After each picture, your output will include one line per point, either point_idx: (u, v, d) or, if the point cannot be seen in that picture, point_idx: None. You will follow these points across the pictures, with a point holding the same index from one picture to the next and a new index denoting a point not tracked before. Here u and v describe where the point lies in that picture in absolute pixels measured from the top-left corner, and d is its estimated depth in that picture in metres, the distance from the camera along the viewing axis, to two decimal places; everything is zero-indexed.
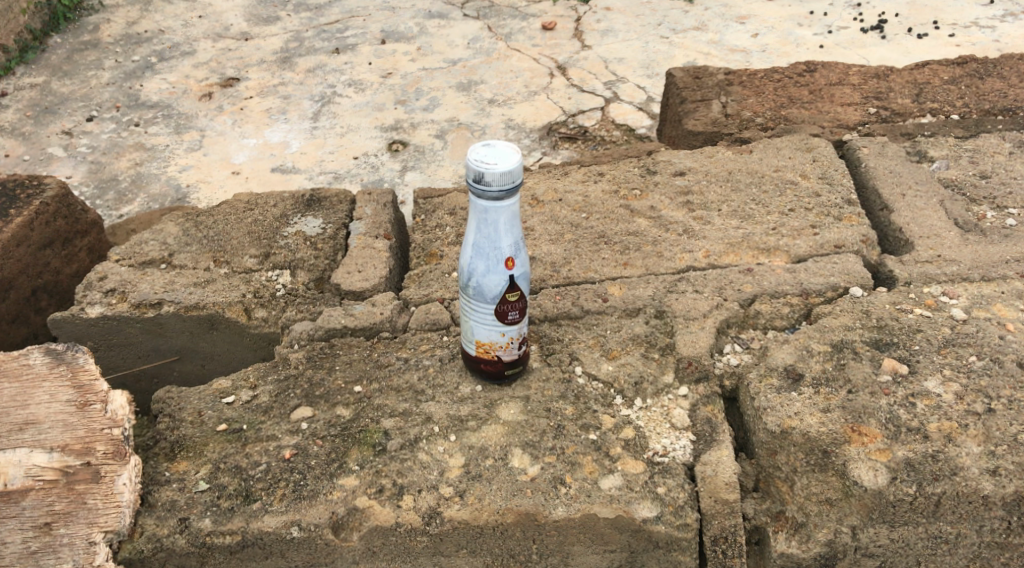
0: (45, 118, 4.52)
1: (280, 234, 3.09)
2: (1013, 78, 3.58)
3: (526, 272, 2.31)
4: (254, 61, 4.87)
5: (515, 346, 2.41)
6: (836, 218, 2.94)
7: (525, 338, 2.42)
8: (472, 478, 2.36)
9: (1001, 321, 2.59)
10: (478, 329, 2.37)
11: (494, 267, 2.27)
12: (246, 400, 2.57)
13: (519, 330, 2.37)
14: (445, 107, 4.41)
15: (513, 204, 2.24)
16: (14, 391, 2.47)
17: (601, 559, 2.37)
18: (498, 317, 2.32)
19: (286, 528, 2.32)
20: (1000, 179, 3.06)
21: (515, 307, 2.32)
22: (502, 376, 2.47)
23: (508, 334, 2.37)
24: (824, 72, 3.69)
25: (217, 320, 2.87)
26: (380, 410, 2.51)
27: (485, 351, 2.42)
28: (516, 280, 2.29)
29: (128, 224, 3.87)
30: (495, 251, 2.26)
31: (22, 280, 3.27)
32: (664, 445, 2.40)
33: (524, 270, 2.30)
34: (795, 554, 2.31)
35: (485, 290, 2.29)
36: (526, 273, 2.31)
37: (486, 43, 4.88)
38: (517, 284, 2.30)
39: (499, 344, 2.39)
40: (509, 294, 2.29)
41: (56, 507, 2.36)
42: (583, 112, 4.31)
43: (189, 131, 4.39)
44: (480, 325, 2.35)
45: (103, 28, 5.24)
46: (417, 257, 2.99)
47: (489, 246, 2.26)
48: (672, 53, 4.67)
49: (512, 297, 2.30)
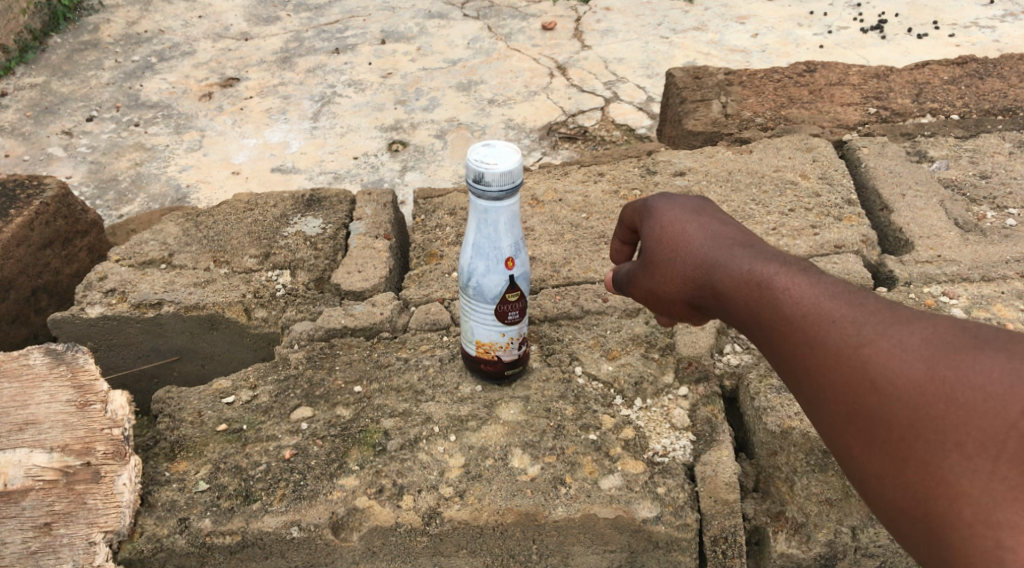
0: (46, 118, 4.52)
1: (280, 235, 3.09)
2: (1013, 78, 3.58)
3: (526, 272, 2.32)
4: (254, 61, 4.87)
5: (516, 345, 2.41)
6: (836, 218, 2.93)
7: (525, 338, 2.42)
8: (472, 478, 2.36)
9: (1001, 322, 2.59)
10: (476, 329, 2.37)
11: (493, 267, 2.27)
12: (246, 400, 2.57)
13: (519, 329, 2.37)
14: (445, 107, 4.41)
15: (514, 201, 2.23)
16: (13, 391, 2.47)
17: (601, 559, 2.37)
18: (496, 317, 2.33)
19: (286, 528, 2.32)
20: (1000, 179, 3.06)
21: (515, 307, 2.32)
22: (502, 375, 2.48)
23: (508, 333, 2.37)
24: (824, 72, 3.69)
25: (218, 321, 2.87)
26: (380, 410, 2.51)
27: (485, 351, 2.42)
28: (516, 280, 2.29)
29: (128, 224, 3.87)
30: (495, 251, 2.26)
31: (22, 280, 3.28)
32: (664, 445, 2.40)
33: (524, 269, 2.30)
34: (795, 554, 2.30)
35: (485, 290, 2.29)
36: (526, 273, 2.31)
37: (486, 42, 4.88)
38: (518, 284, 2.30)
39: (500, 344, 2.39)
40: (509, 294, 2.30)
41: (56, 507, 2.36)
42: (583, 112, 4.31)
43: (189, 131, 4.39)
44: (480, 325, 2.35)
45: (103, 28, 5.24)
46: (417, 257, 2.99)
47: (489, 245, 2.26)
48: (672, 53, 4.67)
49: (512, 296, 2.30)
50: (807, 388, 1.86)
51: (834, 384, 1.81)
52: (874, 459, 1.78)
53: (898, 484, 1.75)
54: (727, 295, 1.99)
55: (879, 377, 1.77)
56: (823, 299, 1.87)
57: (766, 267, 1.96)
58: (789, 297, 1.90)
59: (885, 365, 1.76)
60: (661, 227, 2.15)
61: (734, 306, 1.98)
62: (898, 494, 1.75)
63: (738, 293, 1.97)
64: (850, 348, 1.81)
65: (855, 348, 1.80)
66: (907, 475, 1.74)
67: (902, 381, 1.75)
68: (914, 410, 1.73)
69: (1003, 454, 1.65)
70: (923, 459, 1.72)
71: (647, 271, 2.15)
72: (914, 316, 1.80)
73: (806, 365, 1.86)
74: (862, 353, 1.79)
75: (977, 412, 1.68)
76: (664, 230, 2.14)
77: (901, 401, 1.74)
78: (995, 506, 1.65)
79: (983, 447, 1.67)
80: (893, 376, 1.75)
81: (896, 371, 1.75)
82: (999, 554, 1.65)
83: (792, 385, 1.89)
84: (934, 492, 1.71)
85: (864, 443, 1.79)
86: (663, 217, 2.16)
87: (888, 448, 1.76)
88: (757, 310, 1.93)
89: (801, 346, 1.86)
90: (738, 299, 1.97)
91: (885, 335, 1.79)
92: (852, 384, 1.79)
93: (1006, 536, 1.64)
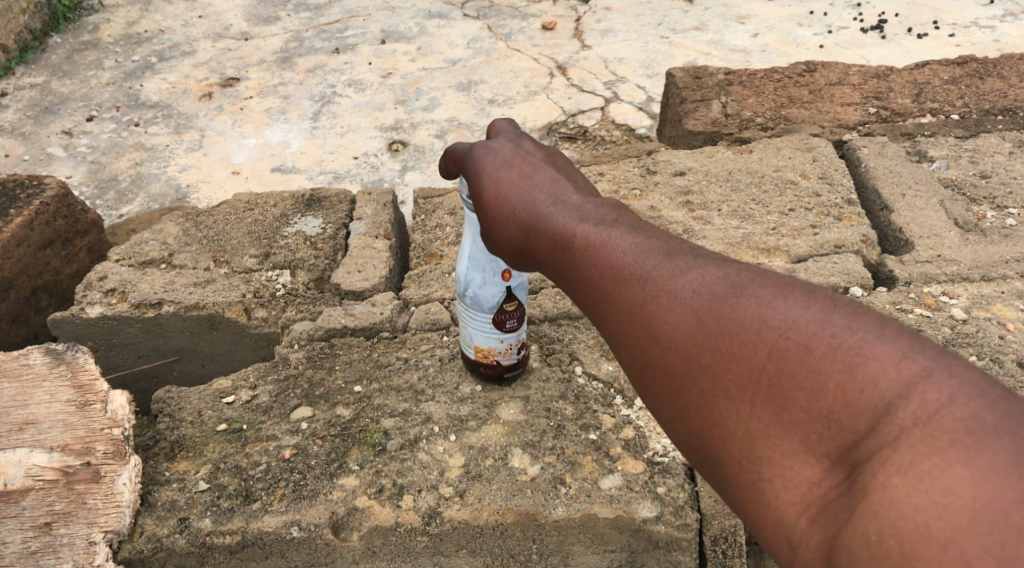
0: (46, 118, 4.52)
1: (280, 234, 3.09)
2: (1013, 78, 3.58)
3: (525, 281, 2.31)
4: (254, 61, 4.87)
5: (515, 350, 2.42)
6: (836, 218, 2.93)
7: (524, 342, 2.44)
8: (472, 478, 2.36)
9: (1001, 321, 2.59)
10: (474, 335, 2.38)
11: (490, 278, 2.26)
12: (246, 400, 2.57)
13: (517, 335, 2.38)
14: (445, 107, 4.41)
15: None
16: (14, 391, 2.48)
17: (601, 559, 2.37)
18: (496, 325, 2.34)
19: (286, 528, 2.32)
20: (1000, 179, 3.06)
21: (513, 315, 2.32)
22: (502, 377, 2.49)
23: (506, 340, 2.38)
24: (824, 72, 3.69)
25: (218, 320, 2.87)
26: (380, 410, 2.51)
27: (484, 355, 2.43)
28: (514, 292, 2.29)
29: (128, 224, 3.87)
30: (492, 263, 2.25)
31: (22, 280, 3.27)
32: (664, 445, 2.40)
33: (522, 280, 2.29)
34: None
35: (483, 301, 2.28)
36: (525, 283, 2.31)
37: (486, 42, 4.88)
38: (516, 295, 2.29)
39: (499, 349, 2.41)
40: (507, 304, 2.29)
41: (56, 507, 2.36)
42: (582, 112, 4.30)
43: (189, 131, 4.39)
44: (478, 332, 2.36)
45: (103, 28, 5.24)
46: (417, 258, 2.98)
47: (485, 259, 2.25)
48: (672, 53, 4.67)
49: (511, 307, 2.30)
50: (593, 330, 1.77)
51: (612, 329, 1.73)
52: (653, 400, 1.68)
53: (674, 426, 1.66)
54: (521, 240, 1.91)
55: (652, 318, 1.68)
56: (600, 241, 1.78)
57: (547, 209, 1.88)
58: (570, 240, 1.82)
59: (658, 304, 1.68)
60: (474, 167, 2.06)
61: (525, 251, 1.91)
62: (673, 435, 1.66)
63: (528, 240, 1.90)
64: (626, 290, 1.72)
65: (629, 288, 1.71)
66: (683, 414, 1.64)
67: (674, 320, 1.66)
68: (686, 349, 1.64)
69: (760, 394, 1.57)
70: (696, 399, 1.62)
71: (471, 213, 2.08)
72: (687, 256, 1.72)
73: (589, 311, 1.77)
74: (639, 294, 1.70)
75: (738, 356, 1.60)
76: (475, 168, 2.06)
77: (673, 339, 1.65)
78: (756, 445, 1.57)
79: (743, 389, 1.58)
80: (666, 318, 1.67)
81: (667, 312, 1.67)
82: (761, 489, 1.56)
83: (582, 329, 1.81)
84: (705, 437, 1.61)
85: (644, 384, 1.69)
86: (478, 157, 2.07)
87: (663, 388, 1.66)
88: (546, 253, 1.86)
89: (584, 290, 1.78)
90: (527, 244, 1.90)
91: (657, 276, 1.70)
92: (629, 327, 1.70)
93: (765, 469, 1.56)
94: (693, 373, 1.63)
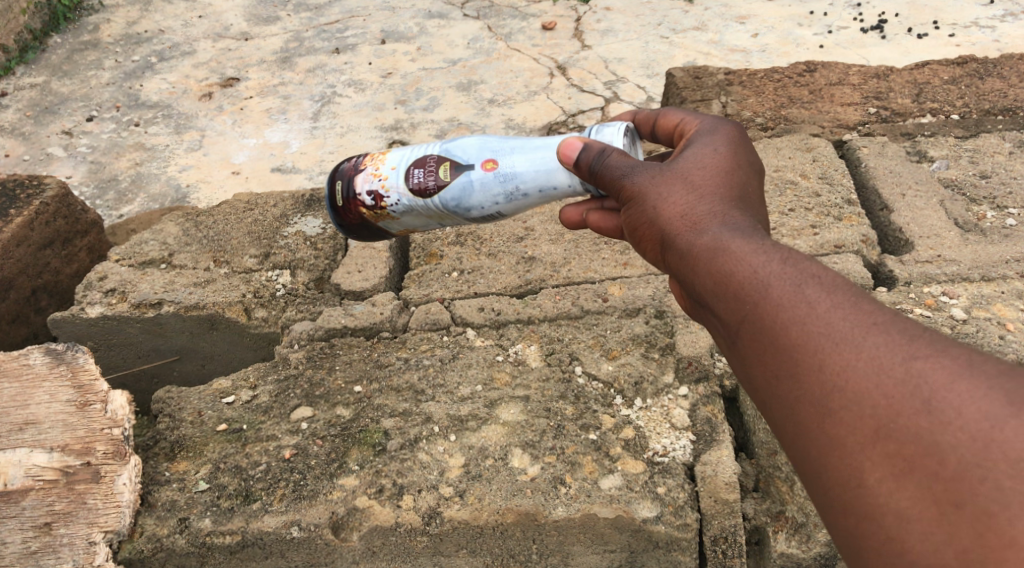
0: (45, 118, 4.53)
1: (279, 234, 3.08)
2: (1013, 78, 3.57)
3: (461, 188, 2.18)
4: (254, 61, 4.87)
5: (373, 189, 2.24)
6: (836, 218, 2.93)
7: (376, 203, 2.24)
8: (472, 478, 2.36)
9: (1001, 321, 2.61)
10: (409, 148, 2.25)
11: (487, 149, 2.17)
12: (246, 401, 2.57)
13: (397, 188, 2.22)
14: (444, 107, 4.41)
15: (562, 184, 2.13)
16: (13, 392, 2.49)
17: (601, 559, 2.37)
18: (422, 159, 2.21)
19: (286, 528, 2.32)
20: (1000, 179, 3.06)
21: (426, 174, 2.19)
22: (338, 177, 2.29)
23: (393, 171, 2.22)
24: (824, 71, 3.68)
25: (217, 321, 2.87)
26: (380, 410, 2.51)
27: (374, 156, 2.27)
28: (462, 171, 2.17)
29: (128, 224, 3.88)
30: (500, 150, 2.17)
31: (22, 280, 3.28)
32: (664, 445, 2.39)
33: (467, 180, 2.17)
34: (795, 553, 2.27)
35: (459, 147, 2.20)
36: (461, 184, 2.17)
37: (486, 42, 4.87)
38: (456, 175, 2.17)
39: (380, 163, 2.25)
40: (448, 166, 2.18)
41: (56, 507, 2.38)
42: (582, 112, 4.30)
43: (189, 131, 4.39)
44: (413, 147, 2.25)
45: (103, 28, 5.24)
46: (417, 257, 2.95)
47: (506, 145, 2.17)
48: (672, 53, 4.67)
49: (443, 170, 2.19)
50: (811, 387, 1.60)
51: (852, 391, 1.56)
52: (886, 483, 1.52)
53: (918, 525, 1.49)
54: (722, 279, 1.73)
55: (923, 391, 1.52)
56: (852, 299, 1.63)
57: (774, 253, 1.71)
58: (807, 287, 1.65)
59: (936, 380, 1.52)
60: (674, 178, 1.91)
61: (721, 290, 1.73)
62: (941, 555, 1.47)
63: (732, 279, 1.72)
64: (889, 356, 1.55)
65: (896, 355, 1.55)
66: (937, 516, 1.48)
67: (960, 403, 1.50)
68: (969, 439, 1.48)
69: None
70: (970, 503, 1.46)
71: (635, 202, 1.93)
72: (971, 348, 1.56)
73: (819, 375, 1.59)
74: (908, 362, 1.54)
75: None
76: (677, 179, 1.91)
77: (955, 425, 1.49)
78: None
79: None
80: (945, 396, 1.51)
81: (951, 394, 1.51)
82: None
83: (778, 381, 1.64)
84: (971, 548, 1.45)
85: (877, 462, 1.53)
86: (681, 171, 1.92)
87: (916, 475, 1.50)
88: (755, 297, 1.68)
89: (809, 336, 1.61)
90: (726, 284, 1.72)
91: (938, 352, 1.54)
92: (886, 395, 1.54)
93: None
94: (975, 471, 1.47)
